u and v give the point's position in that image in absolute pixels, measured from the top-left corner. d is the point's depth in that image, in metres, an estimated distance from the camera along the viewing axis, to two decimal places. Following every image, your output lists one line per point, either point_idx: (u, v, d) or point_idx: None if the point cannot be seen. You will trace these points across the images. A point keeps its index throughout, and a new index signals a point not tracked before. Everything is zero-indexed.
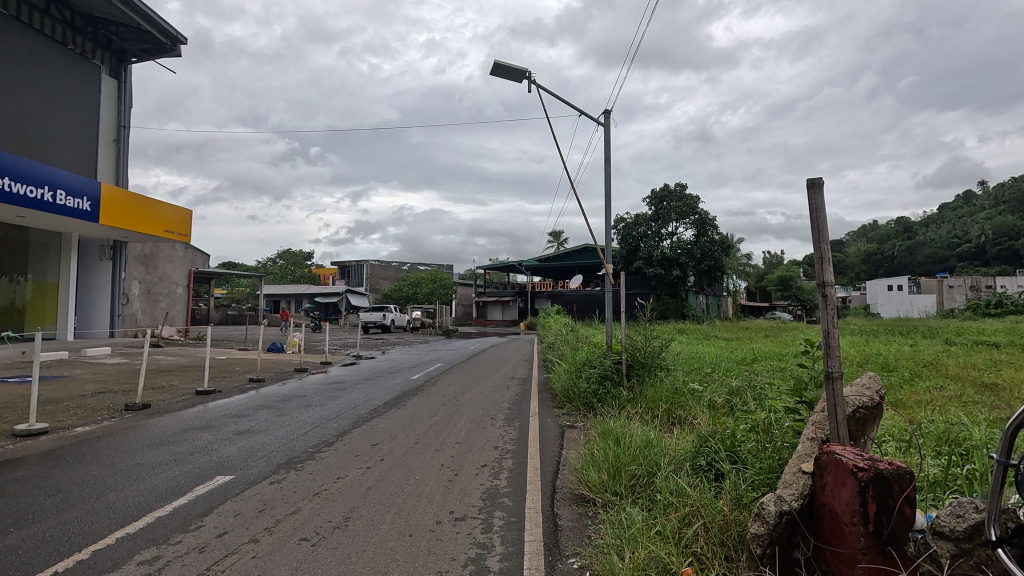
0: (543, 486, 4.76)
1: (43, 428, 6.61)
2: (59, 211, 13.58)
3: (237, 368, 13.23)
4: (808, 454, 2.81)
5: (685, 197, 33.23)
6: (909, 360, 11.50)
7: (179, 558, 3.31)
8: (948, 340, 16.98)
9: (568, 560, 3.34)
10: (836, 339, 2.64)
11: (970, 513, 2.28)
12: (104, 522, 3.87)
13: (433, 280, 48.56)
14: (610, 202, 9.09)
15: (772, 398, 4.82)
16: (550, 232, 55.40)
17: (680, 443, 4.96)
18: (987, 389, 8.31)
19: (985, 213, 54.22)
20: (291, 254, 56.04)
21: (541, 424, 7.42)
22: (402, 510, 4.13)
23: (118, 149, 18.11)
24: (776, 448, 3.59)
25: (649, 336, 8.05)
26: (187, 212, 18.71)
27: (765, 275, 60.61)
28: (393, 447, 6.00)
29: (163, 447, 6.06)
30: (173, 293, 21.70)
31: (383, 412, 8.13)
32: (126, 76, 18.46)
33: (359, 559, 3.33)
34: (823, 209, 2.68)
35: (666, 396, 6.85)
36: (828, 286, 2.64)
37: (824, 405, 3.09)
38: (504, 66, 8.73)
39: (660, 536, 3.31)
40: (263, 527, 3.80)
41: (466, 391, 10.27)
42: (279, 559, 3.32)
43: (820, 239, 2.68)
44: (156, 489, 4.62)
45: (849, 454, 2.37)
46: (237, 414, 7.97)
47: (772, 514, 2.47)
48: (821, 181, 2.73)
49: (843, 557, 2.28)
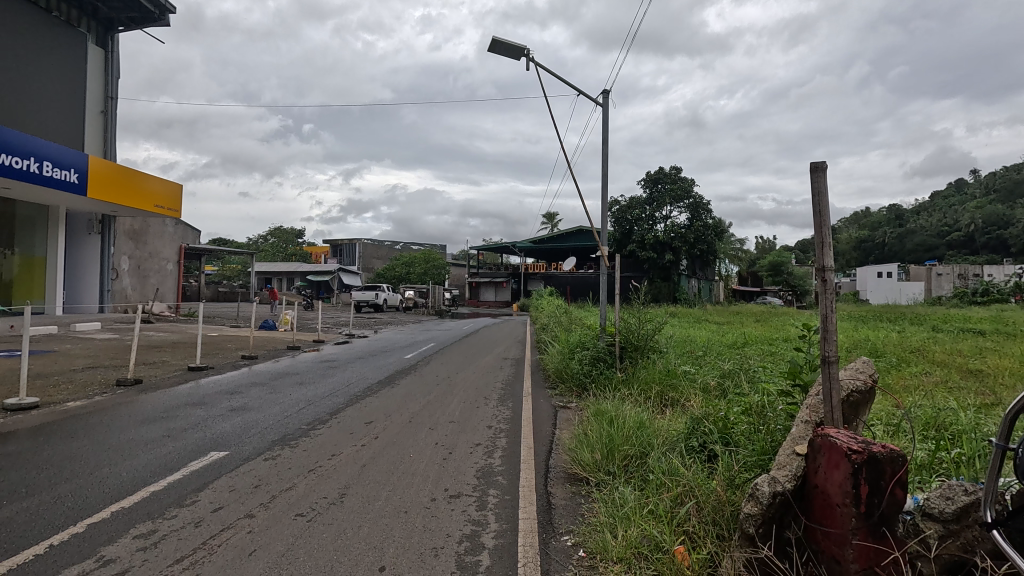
0: (537, 464, 4.82)
1: (34, 402, 6.59)
2: (46, 183, 13.34)
3: (229, 346, 13.16)
4: (802, 438, 2.75)
5: (679, 180, 33.26)
6: (897, 346, 11.70)
7: (175, 533, 3.32)
8: (935, 327, 17.29)
9: (562, 537, 3.40)
10: (834, 324, 2.63)
11: (961, 495, 2.30)
12: (98, 496, 3.87)
13: (426, 260, 48.89)
14: (605, 183, 9.09)
15: (764, 382, 4.85)
16: (543, 213, 55.19)
17: (673, 424, 5.00)
18: (972, 375, 8.51)
19: (976, 202, 54.83)
20: (282, 231, 55.75)
21: (534, 403, 7.48)
22: (396, 488, 4.16)
23: (106, 121, 17.72)
24: (769, 431, 3.57)
25: (642, 319, 8.10)
26: (178, 187, 18.41)
27: (757, 260, 61.08)
28: (387, 425, 6.02)
29: (155, 423, 6.05)
30: (164, 269, 21.52)
31: (377, 391, 8.16)
32: (113, 46, 17.98)
33: (354, 535, 3.36)
34: (826, 194, 2.63)
35: (658, 378, 6.89)
36: (829, 270, 2.61)
37: (818, 388, 3.08)
38: (503, 42, 8.58)
39: (652, 515, 3.38)
40: (259, 502, 3.81)
41: (460, 371, 10.31)
42: (275, 534, 3.34)
43: (821, 224, 2.65)
44: (150, 464, 4.62)
45: (843, 437, 2.38)
46: (231, 391, 7.97)
47: (766, 495, 2.46)
48: (824, 165, 2.66)
49: (833, 538, 2.31)
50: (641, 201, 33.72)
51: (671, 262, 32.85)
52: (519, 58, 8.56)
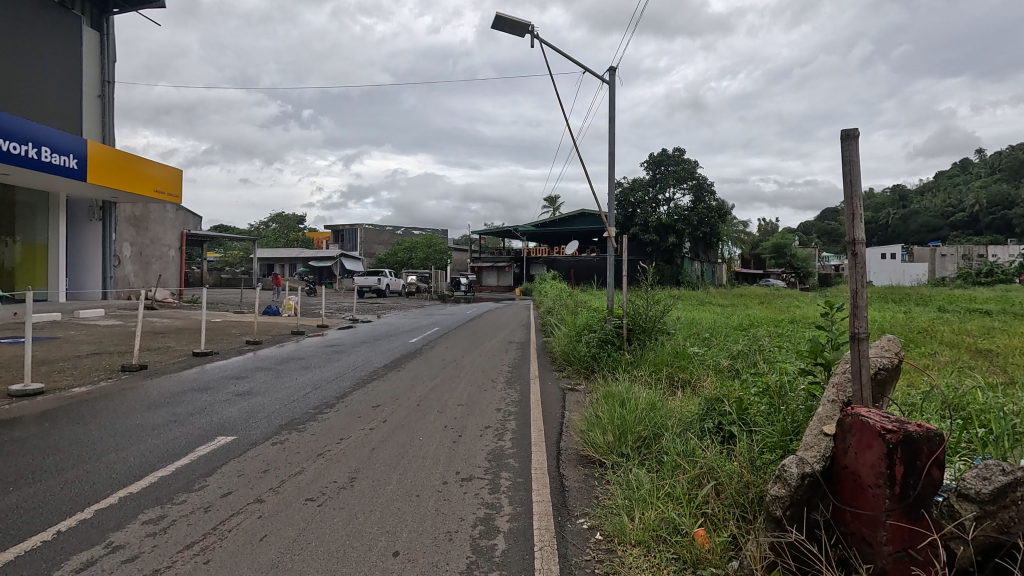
0: (548, 447, 4.75)
1: (39, 388, 6.55)
2: (46, 169, 13.22)
3: (233, 331, 13.13)
4: (830, 417, 2.65)
5: (683, 161, 32.92)
6: (904, 327, 11.60)
7: (184, 518, 3.27)
8: (941, 307, 17.19)
9: (578, 520, 3.34)
10: (864, 300, 2.52)
11: (998, 476, 2.18)
12: (105, 482, 3.81)
13: (428, 245, 48.80)
14: (612, 163, 8.92)
15: (781, 363, 4.74)
16: (545, 197, 54.82)
17: (685, 406, 4.92)
18: (982, 354, 8.43)
19: (981, 181, 54.30)
20: (284, 216, 55.62)
21: (542, 386, 7.43)
22: (407, 471, 4.10)
23: (103, 105, 17.47)
24: (789, 411, 3.48)
25: (651, 301, 7.96)
26: (178, 172, 18.27)
27: (760, 242, 60.81)
28: (395, 409, 5.96)
29: (161, 408, 6.01)
30: (166, 256, 21.45)
31: (383, 374, 8.11)
32: (108, 29, 17.69)
33: (366, 520, 3.29)
34: (858, 162, 2.49)
35: (667, 359, 6.80)
36: (859, 244, 2.49)
37: (844, 366, 2.97)
38: (507, 19, 8.37)
39: (670, 498, 3.32)
40: (268, 487, 3.75)
41: (465, 354, 10.26)
42: (285, 519, 3.28)
43: (852, 195, 2.52)
44: (157, 449, 4.56)
45: (875, 416, 2.29)
46: (236, 375, 7.94)
47: (795, 476, 2.37)
48: (856, 132, 2.52)
49: (865, 519, 2.23)
50: (644, 183, 33.45)
51: (674, 245, 32.61)
52: (523, 35, 8.36)
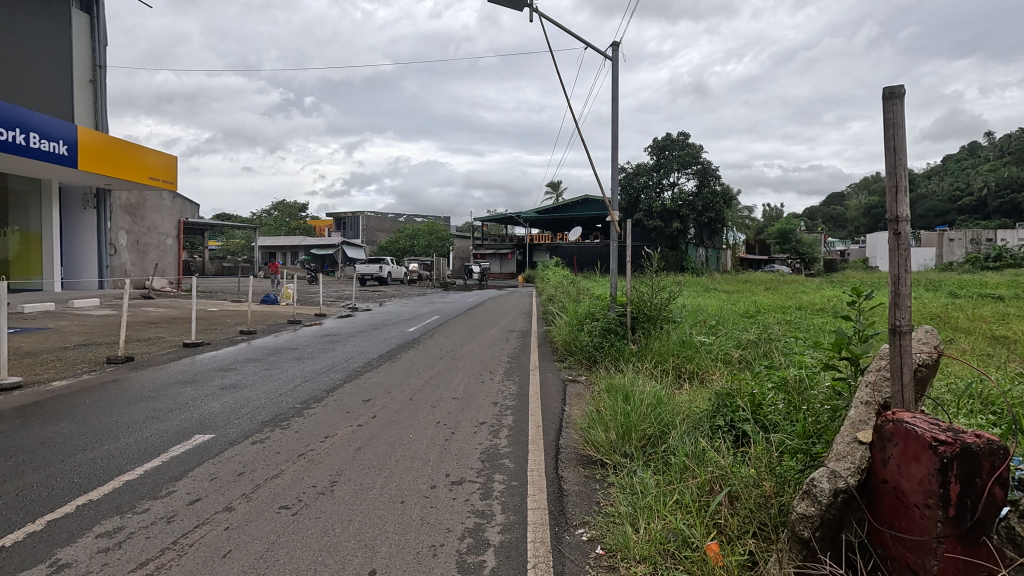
0: (546, 445, 4.44)
1: (15, 382, 6.26)
2: (34, 155, 12.82)
3: (228, 321, 12.84)
4: (864, 422, 2.32)
5: (687, 146, 32.31)
6: (915, 313, 11.22)
7: (143, 530, 2.97)
8: (951, 292, 16.73)
9: (576, 531, 3.02)
10: (907, 288, 2.16)
11: None
12: (66, 488, 3.52)
13: (430, 232, 48.39)
14: (614, 144, 8.51)
15: (799, 355, 4.36)
16: (547, 184, 54.24)
17: (693, 400, 4.59)
18: (998, 341, 8.07)
19: (990, 164, 53.37)
20: (285, 205, 55.26)
21: (542, 378, 7.11)
22: (393, 474, 3.79)
23: (95, 91, 16.79)
24: (813, 411, 3.12)
25: (656, 287, 7.58)
26: (173, 158, 17.94)
27: (765, 228, 60.21)
28: (387, 403, 5.66)
29: (141, 403, 5.71)
30: (163, 244, 21.15)
31: (377, 366, 7.80)
32: (98, 11, 16.99)
33: (343, 531, 2.99)
34: (903, 124, 2.14)
35: (673, 349, 6.45)
36: (903, 221, 2.13)
37: (877, 362, 2.63)
38: None
39: (678, 505, 3.01)
40: (240, 493, 3.45)
41: (464, 344, 9.94)
42: (255, 531, 2.98)
43: (896, 164, 2.16)
44: (129, 449, 4.27)
45: (921, 423, 1.95)
46: (224, 368, 7.64)
47: (826, 493, 2.05)
48: (901, 90, 2.17)
49: (911, 544, 1.90)
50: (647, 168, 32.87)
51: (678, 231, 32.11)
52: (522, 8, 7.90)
